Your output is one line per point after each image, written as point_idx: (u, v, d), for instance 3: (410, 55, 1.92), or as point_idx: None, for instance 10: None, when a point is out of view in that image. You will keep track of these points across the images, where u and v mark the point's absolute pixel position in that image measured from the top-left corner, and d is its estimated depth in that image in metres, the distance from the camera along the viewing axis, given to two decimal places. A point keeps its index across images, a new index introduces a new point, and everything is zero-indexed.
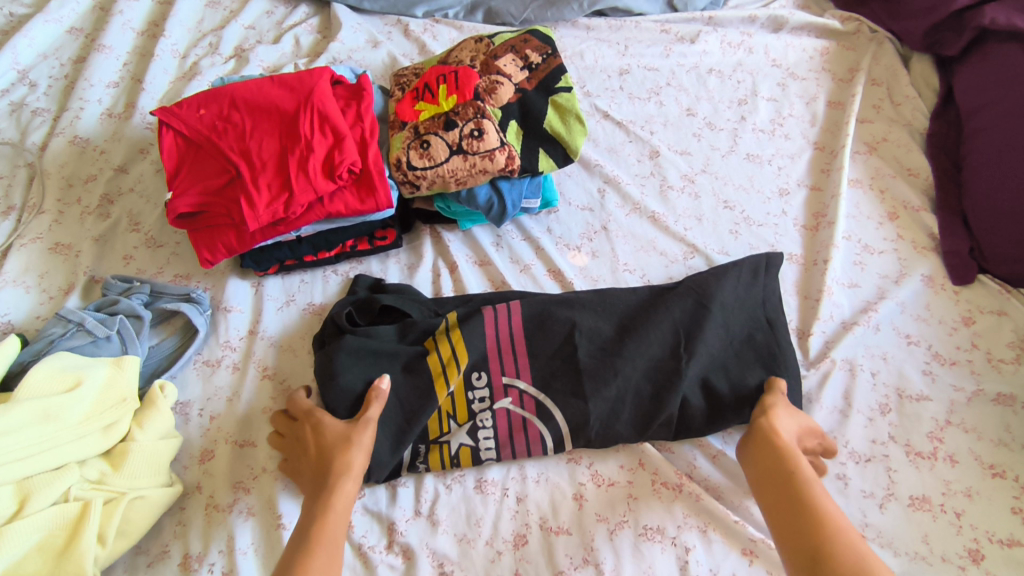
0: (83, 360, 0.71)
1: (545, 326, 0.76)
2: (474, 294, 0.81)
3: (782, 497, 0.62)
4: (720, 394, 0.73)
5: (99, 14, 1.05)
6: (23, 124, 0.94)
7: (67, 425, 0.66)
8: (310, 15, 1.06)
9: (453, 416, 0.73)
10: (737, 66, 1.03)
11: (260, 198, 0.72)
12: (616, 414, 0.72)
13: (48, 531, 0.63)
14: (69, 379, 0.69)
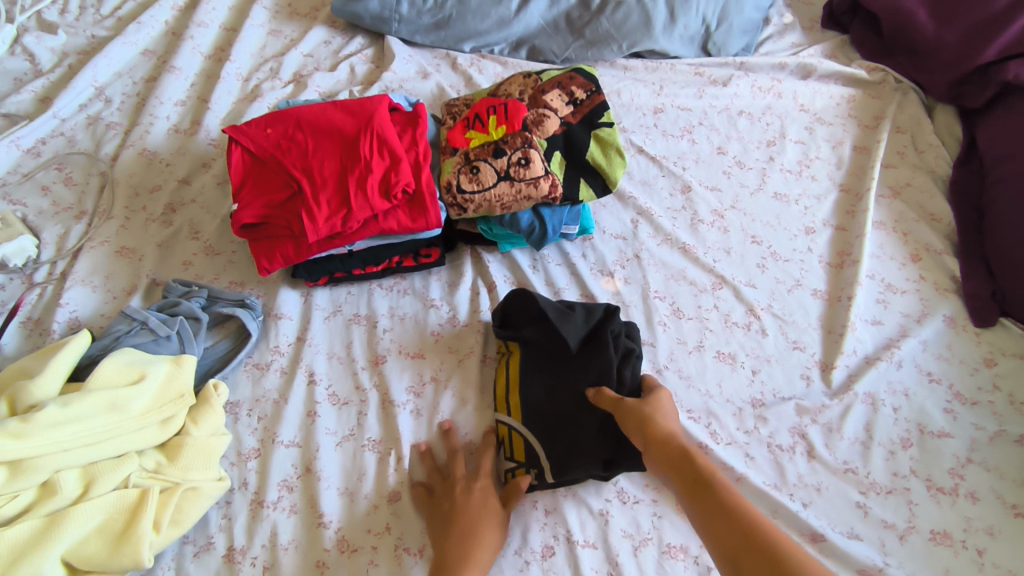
0: (147, 356, 0.76)
1: (537, 361, 0.81)
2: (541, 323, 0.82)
3: (689, 477, 0.63)
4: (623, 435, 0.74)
5: (171, 39, 1.13)
6: (97, 136, 1.01)
7: (130, 414, 0.70)
8: (365, 46, 1.13)
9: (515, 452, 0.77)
10: (767, 109, 1.08)
11: (319, 213, 0.77)
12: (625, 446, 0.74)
13: (108, 515, 0.67)
14: (134, 372, 0.73)
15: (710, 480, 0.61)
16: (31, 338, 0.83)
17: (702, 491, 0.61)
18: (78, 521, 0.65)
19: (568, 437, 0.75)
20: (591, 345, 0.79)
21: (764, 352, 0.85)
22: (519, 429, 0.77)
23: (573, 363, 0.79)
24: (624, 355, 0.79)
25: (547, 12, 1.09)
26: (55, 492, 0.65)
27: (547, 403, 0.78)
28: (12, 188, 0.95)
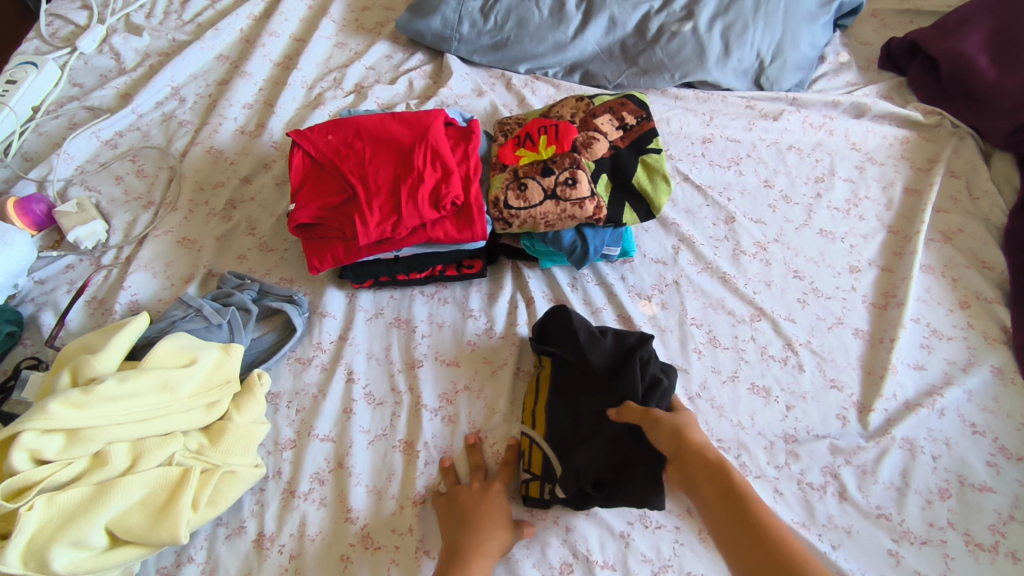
0: (199, 341, 0.80)
1: (568, 380, 0.82)
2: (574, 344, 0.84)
3: (722, 488, 0.63)
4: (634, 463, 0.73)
5: (244, 46, 1.20)
6: (170, 132, 1.08)
7: (179, 395, 0.74)
8: (424, 62, 1.18)
9: (532, 463, 0.77)
10: (817, 146, 1.08)
11: (371, 218, 0.80)
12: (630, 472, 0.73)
13: (151, 489, 0.70)
14: (187, 355, 0.77)
15: (743, 496, 0.62)
16: (94, 316, 0.89)
17: (734, 502, 0.62)
18: (123, 493, 0.68)
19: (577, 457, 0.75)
20: (620, 370, 0.79)
21: (800, 389, 0.84)
22: (541, 444, 0.78)
23: (602, 386, 0.80)
24: (651, 383, 0.78)
25: (603, 39, 1.11)
26: (106, 462, 0.69)
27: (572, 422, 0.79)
28: (89, 176, 1.02)
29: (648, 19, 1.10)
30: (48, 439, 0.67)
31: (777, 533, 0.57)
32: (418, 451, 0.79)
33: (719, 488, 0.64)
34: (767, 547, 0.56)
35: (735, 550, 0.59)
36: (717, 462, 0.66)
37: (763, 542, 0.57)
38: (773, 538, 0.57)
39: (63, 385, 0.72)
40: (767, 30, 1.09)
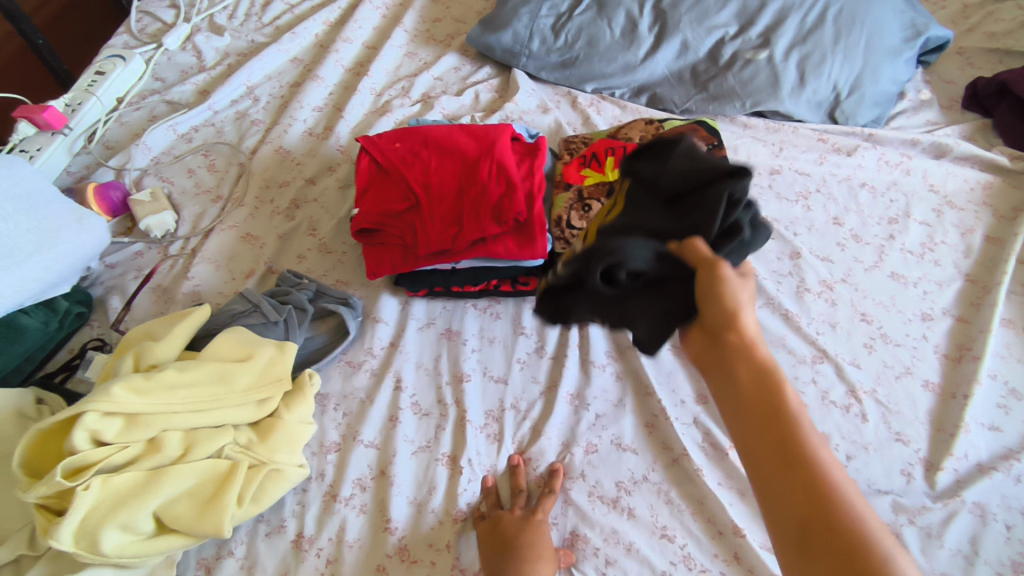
0: (255, 337, 0.81)
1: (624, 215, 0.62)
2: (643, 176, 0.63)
3: (767, 398, 0.50)
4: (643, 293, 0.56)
5: (318, 50, 1.23)
6: (242, 130, 1.11)
7: (234, 388, 0.76)
8: (492, 76, 1.18)
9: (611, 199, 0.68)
10: (891, 185, 1.03)
11: (433, 229, 0.81)
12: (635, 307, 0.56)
13: (200, 480, 0.71)
14: (244, 350, 0.79)
15: (789, 412, 0.48)
16: (157, 304, 0.91)
17: (776, 418, 0.48)
18: (174, 482, 0.69)
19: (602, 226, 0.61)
20: (691, 201, 0.56)
21: (863, 439, 0.80)
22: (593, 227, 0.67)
23: (655, 207, 0.60)
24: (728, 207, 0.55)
25: (673, 63, 1.10)
26: (160, 448, 0.70)
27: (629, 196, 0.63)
28: (163, 167, 1.06)
29: (722, 45, 1.08)
30: (108, 421, 0.69)
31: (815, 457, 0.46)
32: (461, 467, 0.78)
33: (756, 392, 0.50)
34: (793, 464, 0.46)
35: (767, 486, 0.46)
36: (768, 365, 0.51)
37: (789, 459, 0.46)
38: (810, 460, 0.45)
39: (126, 368, 0.74)
40: (846, 62, 1.05)
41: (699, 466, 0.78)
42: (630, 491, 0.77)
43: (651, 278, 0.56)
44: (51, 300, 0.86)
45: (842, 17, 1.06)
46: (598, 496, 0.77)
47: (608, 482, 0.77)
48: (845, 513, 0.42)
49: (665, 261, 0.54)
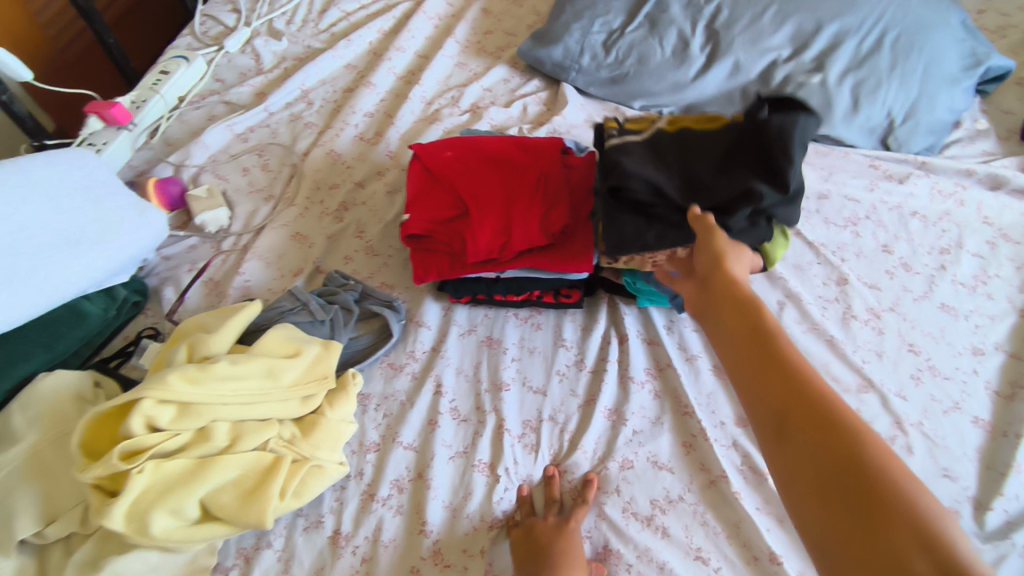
0: (303, 335, 0.83)
1: (703, 140, 0.77)
2: (735, 136, 0.74)
3: (747, 322, 0.62)
4: (631, 223, 0.78)
5: (372, 58, 1.26)
6: (295, 132, 1.14)
7: (281, 383, 0.77)
8: (540, 89, 1.20)
9: (710, 115, 0.82)
10: (944, 215, 1.01)
11: (482, 234, 0.81)
12: (622, 229, 0.78)
13: (244, 472, 0.72)
14: (292, 347, 0.81)
15: (768, 330, 0.60)
16: (209, 297, 0.94)
17: (754, 336, 0.60)
18: (220, 472, 0.71)
19: (666, 147, 0.78)
20: (727, 183, 0.71)
21: None
22: (690, 122, 0.82)
23: (708, 163, 0.74)
24: (740, 198, 0.69)
25: (724, 83, 1.09)
26: (208, 438, 0.72)
27: (709, 140, 0.77)
28: (219, 165, 1.09)
29: (774, 67, 1.07)
30: (162, 409, 0.71)
31: (790, 358, 0.56)
32: (497, 474, 0.79)
33: (738, 318, 0.63)
34: (767, 363, 0.57)
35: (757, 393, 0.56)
36: (751, 299, 0.64)
37: (765, 361, 0.57)
38: (784, 361, 0.56)
39: (179, 358, 0.76)
40: (902, 89, 1.03)
41: (738, 489, 0.77)
42: (666, 510, 0.76)
43: (653, 203, 0.76)
44: (111, 287, 0.89)
45: (899, 44, 1.04)
46: (632, 513, 0.76)
47: (644, 499, 0.77)
48: (815, 393, 0.53)
49: (666, 199, 0.75)
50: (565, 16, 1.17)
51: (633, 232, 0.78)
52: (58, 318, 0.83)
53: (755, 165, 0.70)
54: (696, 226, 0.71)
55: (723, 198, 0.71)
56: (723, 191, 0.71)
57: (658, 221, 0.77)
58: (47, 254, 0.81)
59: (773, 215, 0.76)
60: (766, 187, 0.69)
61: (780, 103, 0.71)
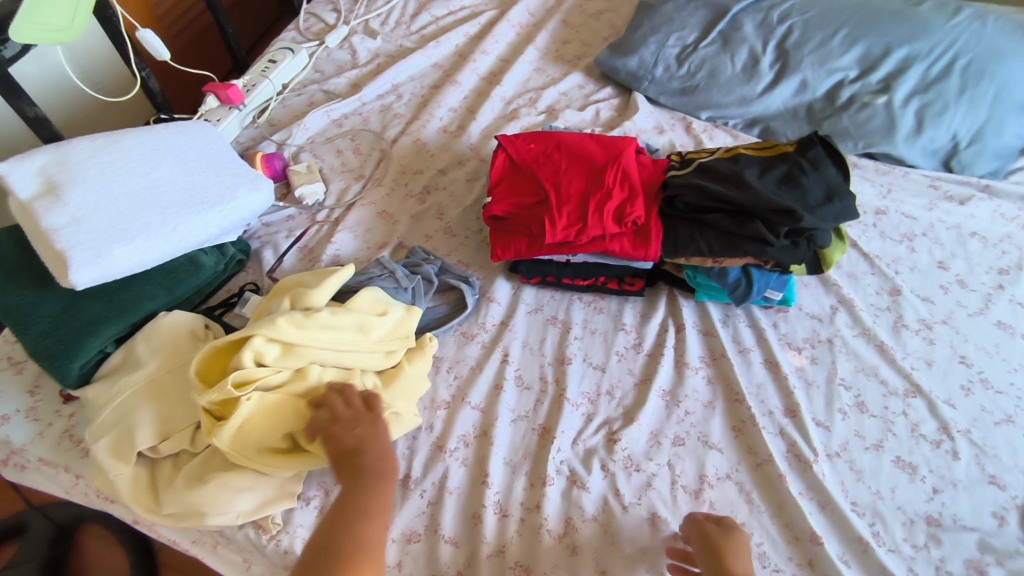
0: (390, 300, 0.91)
1: (755, 166, 0.89)
2: (783, 170, 0.87)
3: None
4: (686, 231, 0.89)
5: (457, 59, 1.36)
6: (385, 121, 1.24)
7: (370, 337, 0.86)
8: (613, 96, 1.27)
9: (762, 147, 0.94)
10: (1004, 237, 1.04)
11: (559, 221, 0.89)
12: (678, 236, 0.89)
13: None
14: (380, 306, 0.89)
15: None
16: (304, 261, 1.04)
17: None
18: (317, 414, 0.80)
19: (722, 167, 0.89)
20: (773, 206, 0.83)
21: (952, 475, 0.81)
22: (744, 150, 0.94)
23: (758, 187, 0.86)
24: (781, 214, 0.81)
25: (790, 99, 1.15)
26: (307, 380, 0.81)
27: (759, 166, 0.88)
28: (317, 146, 1.20)
29: (841, 87, 1.13)
30: (269, 347, 0.80)
31: None
32: (554, 438, 0.85)
33: None
34: None
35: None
36: None
37: None
38: None
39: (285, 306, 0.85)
40: (969, 113, 1.07)
41: (783, 472, 0.81)
42: (713, 486, 0.81)
43: (704, 208, 0.88)
44: (222, 244, 1.00)
45: (969, 70, 1.08)
46: (680, 485, 0.81)
47: (692, 473, 0.82)
48: None
49: (716, 201, 0.86)
50: (643, 30, 1.26)
51: (686, 238, 0.88)
52: (179, 266, 0.93)
53: (796, 198, 0.83)
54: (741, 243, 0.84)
55: (765, 208, 0.82)
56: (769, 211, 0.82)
57: (708, 231, 0.87)
58: (174, 208, 0.92)
59: (814, 237, 0.84)
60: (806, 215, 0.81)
61: (829, 151, 0.90)
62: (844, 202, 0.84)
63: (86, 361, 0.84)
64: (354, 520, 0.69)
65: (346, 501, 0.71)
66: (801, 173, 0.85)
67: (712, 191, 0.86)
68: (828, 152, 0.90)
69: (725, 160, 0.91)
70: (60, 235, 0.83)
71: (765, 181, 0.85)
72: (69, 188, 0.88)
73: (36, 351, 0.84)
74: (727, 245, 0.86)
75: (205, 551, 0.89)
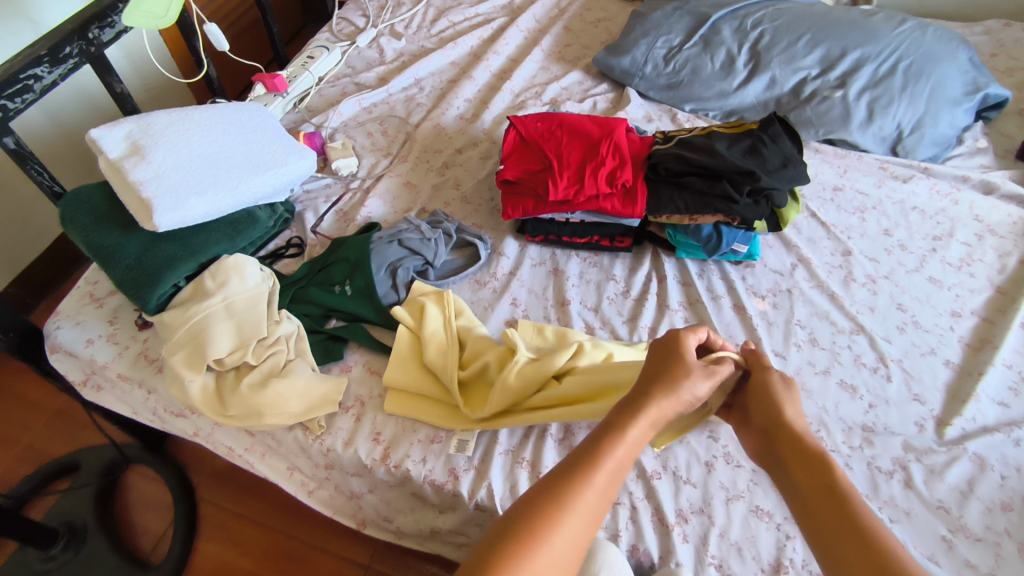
0: (422, 290, 1.07)
1: (724, 138, 1.06)
2: (749, 141, 1.04)
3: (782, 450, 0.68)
4: (667, 192, 1.06)
5: (472, 59, 1.55)
6: (409, 109, 1.42)
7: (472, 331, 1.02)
8: (608, 91, 1.45)
9: (732, 125, 1.12)
10: (940, 211, 1.21)
11: (560, 182, 1.06)
12: (660, 198, 1.06)
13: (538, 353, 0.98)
14: (417, 305, 1.04)
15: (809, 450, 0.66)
16: (340, 222, 1.21)
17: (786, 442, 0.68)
18: (564, 352, 0.95)
19: (698, 140, 1.06)
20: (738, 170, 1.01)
21: (885, 394, 0.97)
22: (716, 128, 1.11)
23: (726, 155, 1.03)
24: (743, 175, 0.99)
25: (761, 94, 1.33)
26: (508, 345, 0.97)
27: (728, 139, 1.06)
28: (350, 129, 1.38)
29: (805, 83, 1.31)
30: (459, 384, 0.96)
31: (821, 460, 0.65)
32: None
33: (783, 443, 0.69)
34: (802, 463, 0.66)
35: (809, 516, 0.61)
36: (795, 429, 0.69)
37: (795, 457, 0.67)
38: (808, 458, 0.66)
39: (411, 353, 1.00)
40: (910, 107, 1.25)
41: None
42: None
43: (682, 173, 1.05)
44: (273, 204, 1.17)
45: (910, 70, 1.27)
46: None
47: None
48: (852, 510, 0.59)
49: (692, 166, 1.03)
50: (635, 34, 1.44)
51: (669, 198, 1.05)
52: (239, 219, 1.11)
53: (757, 164, 1.01)
54: (712, 200, 1.02)
55: (731, 171, 1.00)
56: (734, 172, 1.00)
57: (686, 192, 1.04)
58: (237, 169, 1.09)
59: (771, 197, 1.02)
60: (765, 177, 0.99)
61: (785, 128, 1.08)
62: (797, 168, 1.02)
63: (164, 291, 1.01)
64: (598, 450, 0.63)
65: (600, 434, 0.65)
66: (762, 144, 1.03)
67: (689, 159, 1.03)
68: (785, 130, 1.07)
69: (702, 135, 1.08)
70: (146, 186, 1.00)
71: (733, 150, 1.03)
72: (152, 151, 1.05)
73: (123, 283, 1.00)
74: (701, 203, 1.03)
75: (254, 458, 1.05)
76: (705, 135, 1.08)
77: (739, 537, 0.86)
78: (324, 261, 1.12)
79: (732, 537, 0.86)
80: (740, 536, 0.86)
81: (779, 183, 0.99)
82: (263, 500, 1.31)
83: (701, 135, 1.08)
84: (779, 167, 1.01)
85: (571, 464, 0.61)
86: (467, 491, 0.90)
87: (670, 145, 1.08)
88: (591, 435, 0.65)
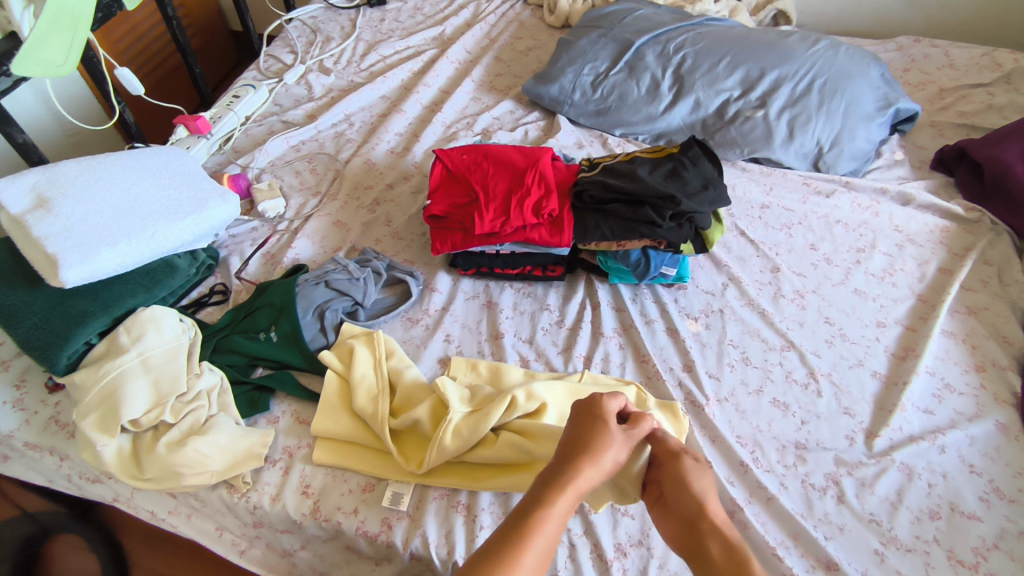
0: (350, 331, 1.04)
1: (645, 164, 1.07)
2: (671, 166, 1.06)
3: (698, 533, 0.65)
4: (592, 220, 1.06)
5: (402, 91, 1.54)
6: (339, 145, 1.40)
7: (404, 376, 0.99)
8: (540, 120, 1.46)
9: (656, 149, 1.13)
10: (863, 223, 1.24)
11: (486, 215, 1.05)
12: (586, 226, 1.06)
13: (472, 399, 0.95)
14: (346, 348, 1.02)
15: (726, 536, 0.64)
16: (267, 266, 1.18)
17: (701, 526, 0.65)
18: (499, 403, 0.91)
19: (621, 166, 1.07)
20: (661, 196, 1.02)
21: (816, 410, 0.98)
22: (641, 153, 1.12)
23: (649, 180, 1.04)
24: (664, 200, 1.00)
25: (687, 116, 1.36)
26: (439, 393, 0.95)
27: (651, 164, 1.07)
28: (278, 169, 1.35)
29: (727, 104, 1.34)
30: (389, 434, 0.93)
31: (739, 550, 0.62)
32: None
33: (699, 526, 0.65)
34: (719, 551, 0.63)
35: None
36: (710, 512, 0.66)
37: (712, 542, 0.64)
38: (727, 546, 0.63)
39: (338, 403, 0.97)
40: (828, 123, 1.29)
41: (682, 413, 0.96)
42: None
43: (606, 200, 1.06)
44: (195, 250, 1.13)
45: (825, 88, 1.31)
46: None
47: None
48: None
49: (615, 193, 1.04)
50: (561, 62, 1.46)
51: (595, 225, 1.05)
52: (156, 269, 1.06)
53: (678, 188, 1.02)
54: (636, 226, 1.02)
55: (652, 196, 1.01)
56: (655, 198, 1.01)
57: (612, 219, 1.05)
58: (152, 217, 1.05)
59: (693, 219, 1.03)
60: (686, 201, 1.00)
61: (705, 151, 1.09)
62: (717, 190, 1.04)
63: (74, 351, 0.95)
64: (525, 528, 0.59)
65: (518, 517, 0.60)
66: (682, 168, 1.04)
67: (612, 186, 1.04)
68: (704, 153, 1.09)
69: (626, 161, 1.09)
70: (51, 241, 0.95)
71: (654, 175, 1.04)
72: (59, 204, 1.00)
73: (29, 343, 0.95)
74: (626, 229, 1.03)
75: (179, 520, 0.99)
76: (629, 161, 1.09)
77: (679, 568, 0.85)
78: (249, 307, 1.08)
79: (671, 568, 0.85)
80: (678, 567, 0.85)
81: (700, 206, 1.00)
82: (200, 563, 1.24)
83: (625, 161, 1.09)
84: (701, 191, 1.02)
85: (499, 544, 0.58)
86: (400, 541, 0.86)
87: (594, 173, 1.09)
88: (518, 508, 0.61)
